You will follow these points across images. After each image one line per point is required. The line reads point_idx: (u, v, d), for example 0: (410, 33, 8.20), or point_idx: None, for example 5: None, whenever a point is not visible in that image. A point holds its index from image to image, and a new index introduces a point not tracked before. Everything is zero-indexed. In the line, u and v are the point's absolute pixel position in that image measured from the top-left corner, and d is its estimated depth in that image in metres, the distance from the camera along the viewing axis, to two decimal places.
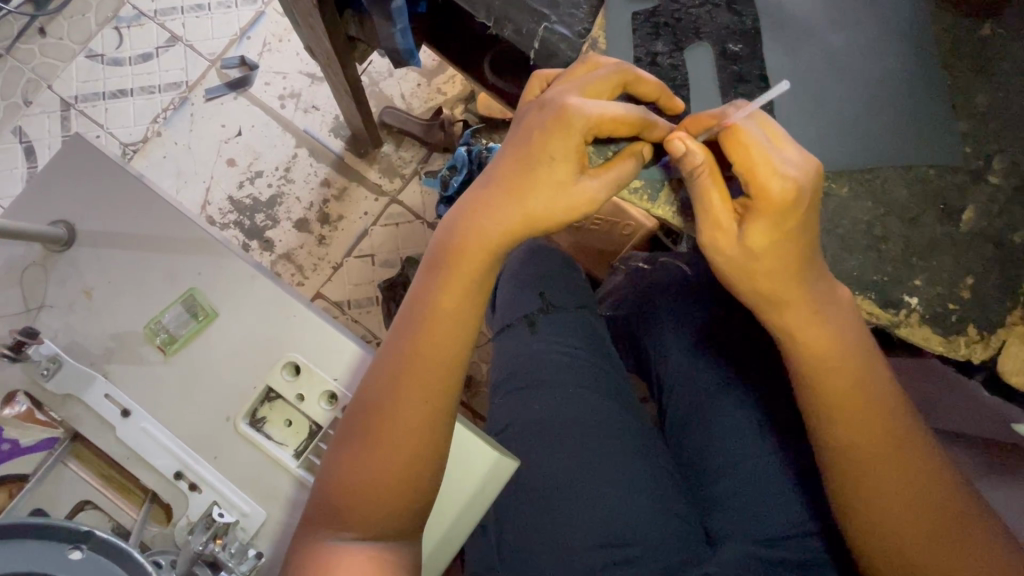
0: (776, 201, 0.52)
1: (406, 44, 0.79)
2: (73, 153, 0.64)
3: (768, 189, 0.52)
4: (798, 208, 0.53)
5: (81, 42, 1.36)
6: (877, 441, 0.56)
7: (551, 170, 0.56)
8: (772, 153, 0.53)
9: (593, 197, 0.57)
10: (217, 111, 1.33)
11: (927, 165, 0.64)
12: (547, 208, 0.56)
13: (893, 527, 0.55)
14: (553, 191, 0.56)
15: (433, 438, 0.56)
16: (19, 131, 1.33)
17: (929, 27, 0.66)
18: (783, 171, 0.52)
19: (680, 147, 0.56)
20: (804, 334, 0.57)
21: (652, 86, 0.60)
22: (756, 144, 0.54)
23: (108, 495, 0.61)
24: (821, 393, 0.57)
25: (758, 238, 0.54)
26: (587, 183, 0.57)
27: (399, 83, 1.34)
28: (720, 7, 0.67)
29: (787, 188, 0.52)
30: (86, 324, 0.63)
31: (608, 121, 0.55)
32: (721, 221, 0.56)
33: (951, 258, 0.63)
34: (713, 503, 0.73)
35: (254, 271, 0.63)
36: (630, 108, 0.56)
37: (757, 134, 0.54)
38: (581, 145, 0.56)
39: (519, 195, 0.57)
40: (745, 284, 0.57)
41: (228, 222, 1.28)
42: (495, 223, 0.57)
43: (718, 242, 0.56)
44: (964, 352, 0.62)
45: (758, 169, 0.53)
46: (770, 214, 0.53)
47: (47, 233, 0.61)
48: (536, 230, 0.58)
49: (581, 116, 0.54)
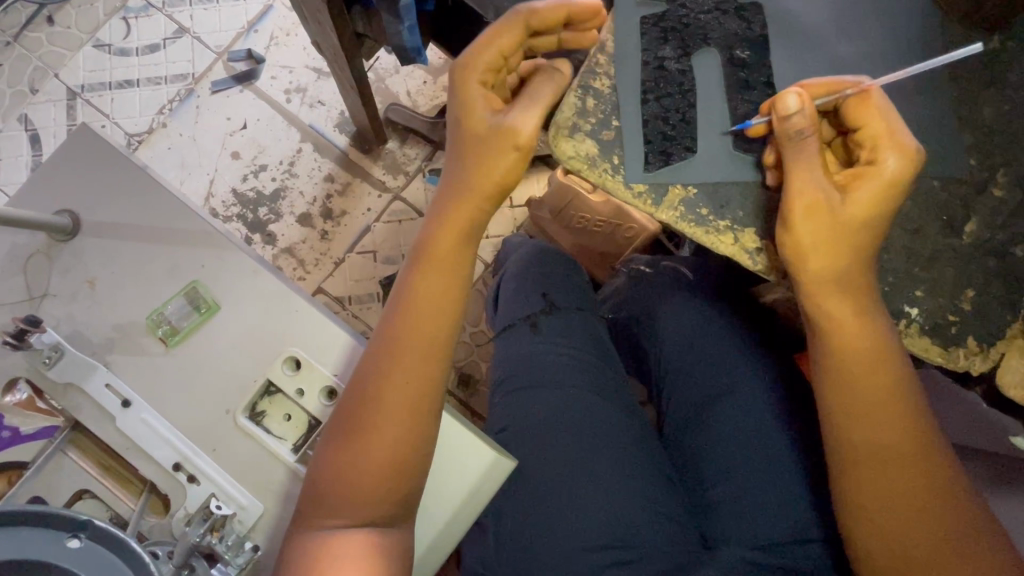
0: (892, 175, 0.56)
1: (412, 42, 0.79)
2: (80, 144, 0.65)
3: (888, 165, 0.56)
4: (904, 187, 0.57)
5: (89, 31, 1.36)
6: (892, 436, 0.56)
7: (467, 121, 0.59)
8: (898, 124, 0.57)
9: (513, 128, 0.58)
10: (223, 103, 1.33)
11: (933, 176, 0.63)
12: (480, 159, 0.59)
13: (902, 523, 0.55)
14: (475, 138, 0.59)
15: (425, 429, 0.57)
16: (26, 119, 1.33)
17: (937, 38, 0.66)
18: (905, 148, 0.56)
19: (795, 104, 0.56)
20: (844, 323, 0.58)
21: (557, 11, 0.59)
22: (887, 117, 0.57)
23: (108, 485, 0.62)
24: (841, 386, 0.58)
25: (857, 207, 0.57)
26: (503, 119, 0.58)
27: (404, 80, 1.34)
28: (729, 14, 0.67)
29: (903, 164, 0.56)
30: (90, 314, 0.63)
31: (495, 60, 0.58)
32: (819, 188, 0.58)
33: (954, 270, 0.63)
34: (709, 508, 0.73)
35: (256, 265, 0.63)
36: (506, 30, 0.57)
37: (887, 108, 0.58)
38: (484, 88, 0.59)
39: (454, 160, 0.61)
40: (814, 265, 0.58)
41: (231, 215, 1.28)
42: (454, 192, 0.60)
43: (817, 213, 0.57)
44: (963, 363, 0.62)
45: (885, 138, 0.57)
46: (882, 185, 0.57)
47: (52, 222, 0.61)
48: (493, 195, 0.60)
49: (467, 61, 0.58)
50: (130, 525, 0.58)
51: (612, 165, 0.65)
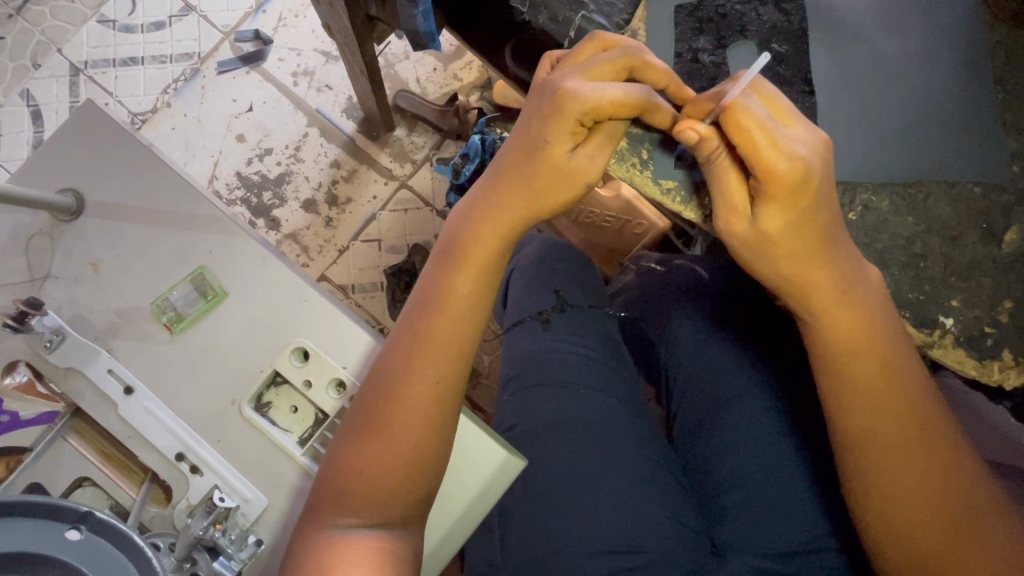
0: (785, 180, 0.50)
1: (426, 27, 0.76)
2: (85, 123, 0.62)
3: (773, 169, 0.50)
4: (808, 189, 0.51)
5: (93, 6, 1.33)
6: (906, 442, 0.55)
7: (550, 156, 0.56)
8: (775, 129, 0.50)
9: (586, 172, 0.57)
10: (229, 85, 1.30)
11: (972, 182, 0.62)
12: (545, 188, 0.57)
13: (915, 530, 0.55)
14: (549, 172, 0.56)
15: (440, 421, 0.56)
16: (27, 95, 1.30)
17: (981, 39, 0.64)
18: (790, 149, 0.50)
19: (693, 135, 0.55)
20: (833, 313, 0.55)
21: (661, 71, 0.57)
22: (756, 121, 0.50)
23: (107, 472, 0.60)
24: (843, 385, 0.56)
25: (773, 222, 0.53)
26: (582, 161, 0.56)
27: (415, 66, 1.31)
28: (768, 5, 0.65)
29: (794, 167, 0.50)
30: (92, 297, 0.61)
31: (604, 107, 0.53)
32: (737, 206, 0.55)
33: (992, 280, 0.61)
34: (719, 513, 0.72)
35: (264, 252, 0.61)
36: (629, 90, 0.53)
37: (757, 112, 0.51)
38: (579, 128, 0.55)
39: (517, 178, 0.58)
40: (769, 269, 0.55)
41: (236, 199, 1.26)
42: (502, 203, 0.58)
43: (735, 228, 0.55)
44: (997, 377, 0.61)
45: (762, 152, 0.50)
46: (782, 196, 0.51)
47: (56, 202, 0.59)
48: (547, 214, 0.58)
49: (575, 101, 0.53)
50: (128, 520, 0.56)
51: (641, 159, 0.63)
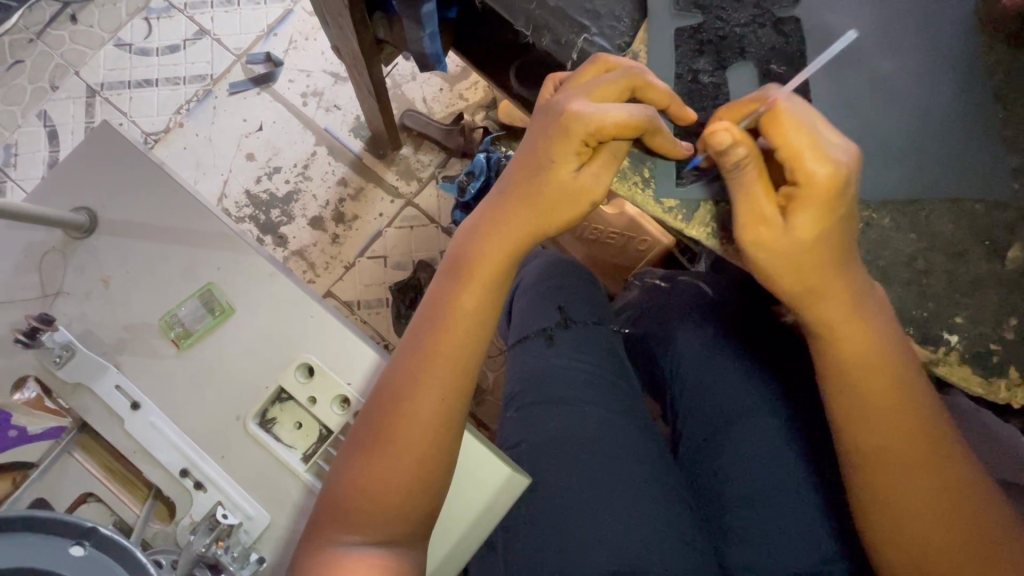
0: (822, 185, 0.51)
1: (432, 49, 0.78)
2: (100, 143, 0.64)
3: (814, 175, 0.51)
4: (840, 201, 0.52)
5: (111, 31, 1.37)
6: (917, 460, 0.54)
7: (556, 176, 0.57)
8: (817, 134, 0.52)
9: (592, 190, 0.57)
10: (240, 105, 1.33)
11: (974, 199, 0.62)
12: (551, 206, 0.58)
13: (926, 550, 0.54)
14: (554, 191, 0.57)
15: (446, 435, 0.56)
16: (45, 115, 1.34)
17: (979, 59, 0.65)
18: (829, 155, 0.51)
19: (726, 138, 0.51)
20: (840, 330, 0.55)
21: (661, 92, 0.58)
22: (802, 126, 0.52)
23: (112, 488, 0.60)
24: (850, 401, 0.56)
25: (806, 228, 0.52)
26: (587, 180, 0.57)
27: (421, 86, 1.34)
28: (767, 27, 0.66)
29: (833, 172, 0.51)
30: (102, 313, 0.62)
31: (608, 127, 0.54)
32: (765, 214, 0.53)
33: (997, 296, 0.61)
34: (727, 532, 0.71)
35: (272, 269, 0.62)
36: (632, 110, 0.54)
37: (801, 117, 0.52)
38: (583, 148, 0.56)
39: (523, 196, 0.58)
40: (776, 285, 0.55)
41: (244, 216, 1.28)
42: (508, 221, 0.59)
43: (765, 237, 0.53)
44: (1005, 395, 0.60)
45: (805, 155, 0.51)
46: (817, 202, 0.51)
47: (70, 219, 0.60)
48: (553, 231, 0.59)
49: (581, 121, 0.54)
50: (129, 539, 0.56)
51: (643, 177, 0.64)
